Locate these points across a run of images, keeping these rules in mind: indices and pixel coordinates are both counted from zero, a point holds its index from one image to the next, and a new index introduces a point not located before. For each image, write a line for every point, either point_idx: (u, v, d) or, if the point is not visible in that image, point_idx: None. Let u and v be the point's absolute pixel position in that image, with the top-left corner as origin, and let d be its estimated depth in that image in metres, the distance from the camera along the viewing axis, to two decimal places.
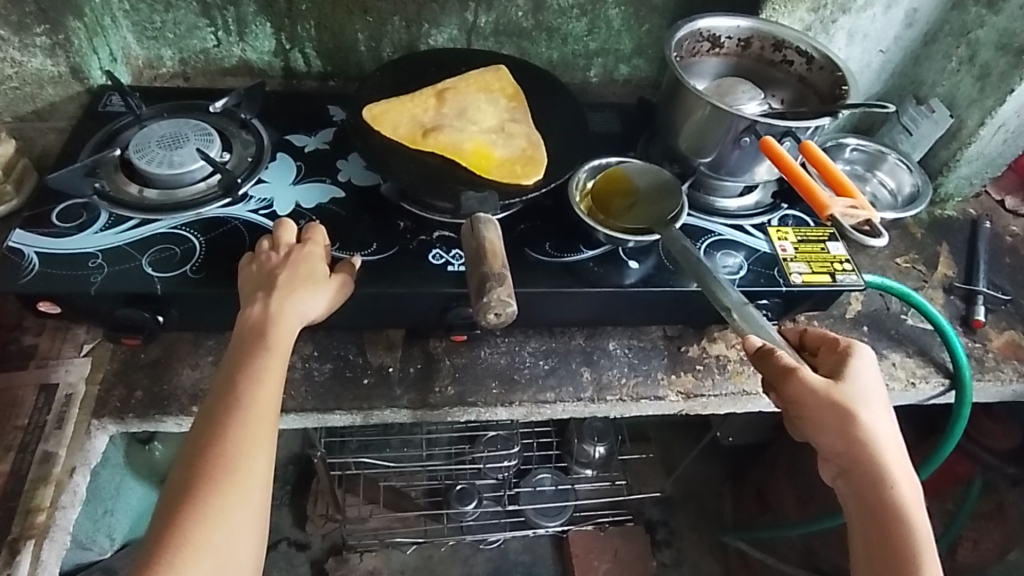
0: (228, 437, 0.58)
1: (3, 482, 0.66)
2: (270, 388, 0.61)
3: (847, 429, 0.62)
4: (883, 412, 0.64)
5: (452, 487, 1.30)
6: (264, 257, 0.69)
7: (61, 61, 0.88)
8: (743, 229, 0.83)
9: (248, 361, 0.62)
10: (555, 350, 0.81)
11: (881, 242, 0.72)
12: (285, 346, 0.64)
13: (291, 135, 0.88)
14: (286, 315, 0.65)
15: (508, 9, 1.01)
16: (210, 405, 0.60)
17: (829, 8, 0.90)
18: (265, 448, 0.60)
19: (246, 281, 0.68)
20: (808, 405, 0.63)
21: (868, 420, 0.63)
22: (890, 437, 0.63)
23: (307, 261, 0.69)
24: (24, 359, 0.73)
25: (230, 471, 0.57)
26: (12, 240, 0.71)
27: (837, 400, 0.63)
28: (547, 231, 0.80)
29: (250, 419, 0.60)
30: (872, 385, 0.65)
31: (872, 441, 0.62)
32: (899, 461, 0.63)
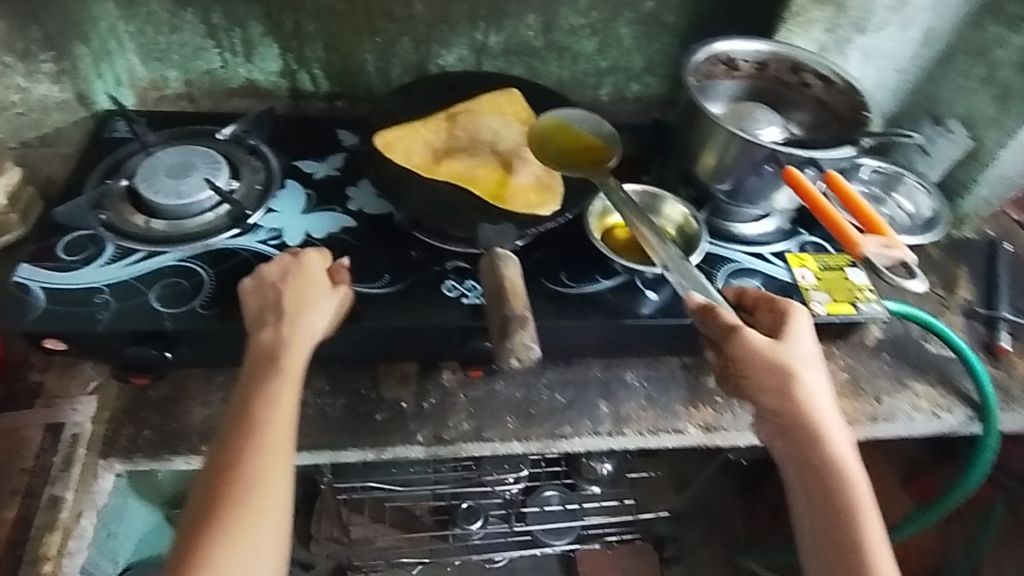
0: (246, 465, 0.57)
1: (10, 528, 0.64)
2: (284, 411, 0.60)
3: (783, 391, 0.63)
4: (819, 372, 0.65)
5: (457, 505, 1.27)
6: (270, 275, 0.67)
7: (67, 87, 0.88)
8: (763, 257, 0.82)
9: (259, 388, 0.60)
10: (572, 381, 0.79)
11: (916, 284, 0.71)
12: (298, 370, 0.62)
13: (300, 161, 0.86)
14: (300, 338, 0.63)
15: (519, 29, 0.99)
16: (226, 433, 0.59)
17: (845, 27, 0.90)
18: (283, 473, 0.58)
19: (252, 303, 0.65)
20: (749, 370, 0.63)
21: (805, 383, 0.63)
22: (827, 398, 0.64)
23: (312, 278, 0.67)
24: (29, 398, 0.71)
25: (250, 499, 0.56)
26: (18, 275, 0.70)
27: (775, 363, 0.63)
28: (562, 260, 0.78)
29: (267, 444, 0.58)
30: (807, 347, 0.66)
31: (809, 405, 0.63)
32: (835, 421, 0.63)
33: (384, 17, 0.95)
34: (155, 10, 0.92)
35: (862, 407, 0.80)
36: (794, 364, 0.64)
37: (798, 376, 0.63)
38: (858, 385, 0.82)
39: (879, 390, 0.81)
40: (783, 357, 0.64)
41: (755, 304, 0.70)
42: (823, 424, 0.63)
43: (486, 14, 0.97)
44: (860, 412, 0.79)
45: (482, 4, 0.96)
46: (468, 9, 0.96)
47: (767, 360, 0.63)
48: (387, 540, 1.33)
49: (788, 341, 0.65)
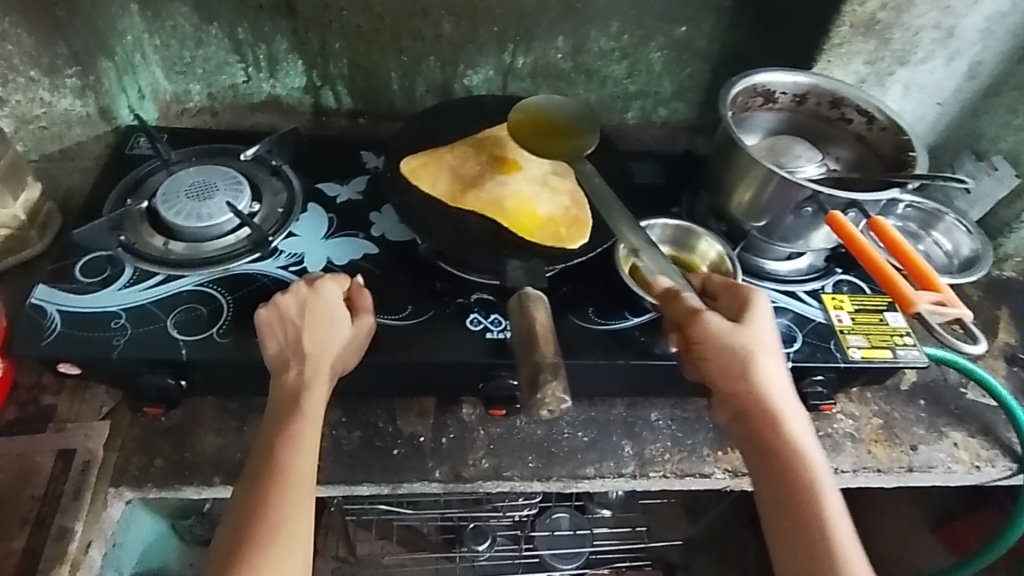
0: (273, 506, 0.55)
1: (17, 559, 0.62)
2: (309, 451, 0.58)
3: (740, 375, 0.60)
4: (782, 359, 0.62)
5: (465, 526, 1.24)
6: (289, 308, 0.65)
7: (90, 101, 0.87)
8: (797, 296, 0.79)
9: (282, 428, 0.59)
10: (595, 420, 0.77)
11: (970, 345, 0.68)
12: (321, 413, 0.61)
13: (322, 183, 0.85)
14: (324, 379, 0.62)
15: (548, 51, 0.97)
16: (250, 474, 0.57)
17: (886, 60, 0.88)
18: (309, 514, 0.56)
19: (272, 342, 0.64)
20: (710, 353, 0.60)
21: (765, 368, 0.60)
22: (784, 380, 0.61)
23: (332, 312, 0.65)
24: (42, 422, 0.69)
25: (278, 541, 0.53)
26: (34, 296, 0.68)
27: (737, 347, 0.60)
28: (590, 295, 0.76)
29: (293, 483, 0.56)
30: (767, 328, 0.63)
31: (770, 391, 0.60)
32: (796, 410, 0.60)
33: (412, 36, 0.94)
34: (180, 24, 0.91)
35: (898, 456, 0.77)
36: (751, 346, 0.61)
37: (760, 361, 0.60)
38: (893, 433, 0.79)
39: (915, 438, 0.78)
40: (747, 340, 0.61)
41: (718, 289, 0.67)
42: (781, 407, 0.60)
43: (515, 35, 0.95)
44: (897, 462, 0.76)
45: (511, 26, 0.94)
46: (497, 30, 0.94)
47: (722, 339, 0.60)
48: (392, 558, 1.31)
49: (752, 323, 0.62)
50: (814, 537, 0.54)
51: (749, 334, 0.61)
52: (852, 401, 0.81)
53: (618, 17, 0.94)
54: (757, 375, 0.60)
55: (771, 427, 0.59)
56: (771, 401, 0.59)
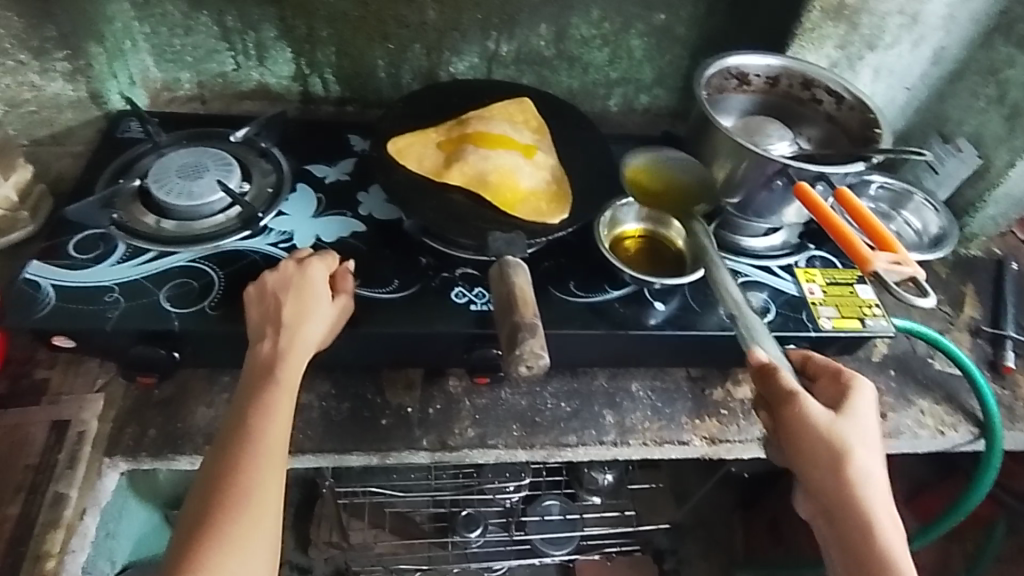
0: (246, 470, 0.57)
1: (12, 525, 0.64)
2: (282, 421, 0.60)
3: (836, 468, 0.60)
4: (876, 450, 0.61)
5: (457, 513, 1.26)
6: (271, 283, 0.67)
7: (81, 86, 0.89)
8: (770, 270, 0.82)
9: (256, 396, 0.61)
10: (577, 391, 0.79)
11: (928, 303, 0.65)
12: (295, 383, 0.63)
13: (311, 165, 0.87)
14: (297, 351, 0.63)
15: (531, 39, 1.00)
16: (224, 438, 0.59)
17: (857, 44, 0.91)
18: (279, 478, 0.59)
19: (253, 313, 0.66)
20: (807, 448, 0.60)
21: (856, 461, 0.59)
22: (881, 479, 0.61)
23: (309, 287, 0.67)
24: (35, 395, 0.71)
25: (248, 504, 0.56)
26: (28, 272, 0.70)
27: (831, 444, 0.60)
28: (570, 269, 0.79)
29: (264, 450, 0.58)
30: (867, 424, 0.62)
31: (859, 484, 0.59)
32: (885, 501, 0.60)
33: (398, 23, 0.96)
34: (169, 11, 0.93)
35: None
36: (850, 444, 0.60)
37: (855, 456, 0.60)
38: None
39: (884, 406, 0.81)
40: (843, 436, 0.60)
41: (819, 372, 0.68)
42: (872, 505, 0.59)
43: (498, 23, 0.98)
44: None
45: (495, 13, 0.96)
46: (481, 17, 0.97)
47: (823, 432, 0.60)
48: (384, 546, 1.29)
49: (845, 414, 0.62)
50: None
51: (844, 429, 0.61)
52: None
53: (598, 4, 0.97)
54: (848, 469, 0.60)
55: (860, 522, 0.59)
56: (861, 495, 0.59)
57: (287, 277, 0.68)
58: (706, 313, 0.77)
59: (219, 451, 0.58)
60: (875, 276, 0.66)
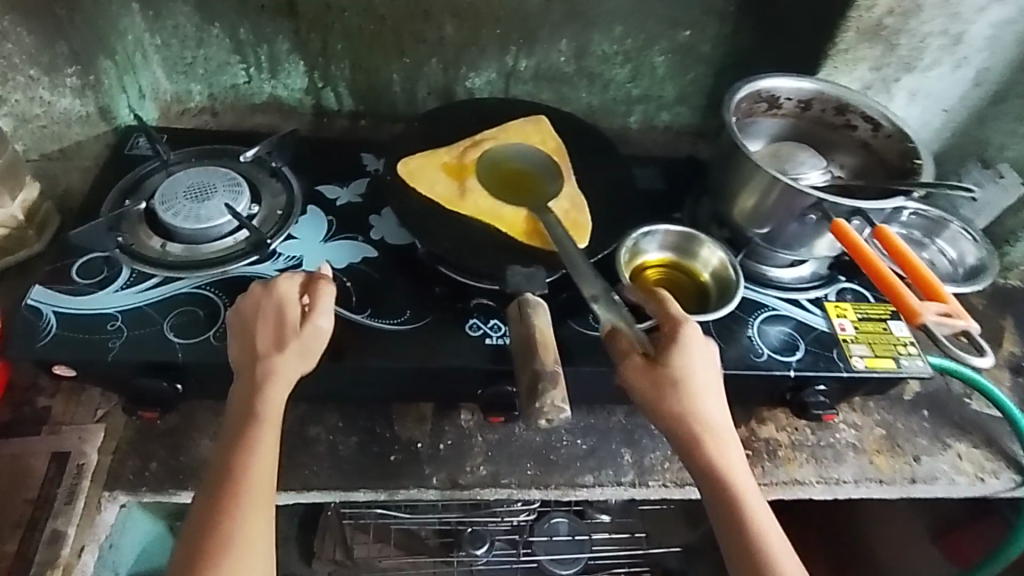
0: (228, 515, 0.55)
1: (9, 564, 0.62)
2: (265, 460, 0.57)
3: (667, 419, 0.58)
4: (706, 394, 0.58)
5: (463, 530, 1.23)
6: (246, 310, 0.63)
7: (90, 101, 0.87)
8: (799, 304, 0.78)
9: (239, 435, 0.58)
10: (594, 427, 0.76)
11: (985, 363, 0.64)
12: (277, 417, 0.59)
13: (322, 186, 0.84)
14: (274, 382, 0.60)
15: (551, 55, 0.97)
16: (208, 482, 0.57)
17: (893, 66, 0.87)
18: (266, 521, 0.56)
19: (234, 345, 0.63)
20: (655, 396, 0.58)
21: (681, 406, 0.57)
22: (717, 423, 0.58)
23: (284, 312, 0.63)
24: (36, 424, 0.69)
25: (231, 551, 0.54)
26: (31, 298, 0.68)
27: (667, 382, 0.58)
28: (590, 301, 0.75)
29: (247, 492, 0.56)
30: (698, 364, 0.59)
31: (689, 428, 0.58)
32: (731, 439, 0.59)
33: (414, 38, 0.93)
34: (182, 24, 0.91)
35: (900, 467, 0.76)
36: (676, 388, 0.58)
37: (691, 393, 0.58)
38: (896, 443, 0.78)
39: (918, 449, 0.78)
40: (686, 376, 0.58)
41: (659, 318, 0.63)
42: (711, 451, 0.57)
43: (518, 38, 0.94)
44: (899, 473, 0.76)
45: (514, 28, 0.93)
46: (500, 33, 0.94)
47: (647, 383, 0.58)
48: (389, 562, 1.27)
49: (687, 353, 0.59)
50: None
51: (685, 369, 0.58)
52: (855, 410, 0.80)
53: (622, 20, 0.93)
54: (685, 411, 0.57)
55: (703, 464, 0.57)
56: (708, 435, 0.58)
57: (253, 298, 0.64)
58: (732, 350, 0.73)
59: (202, 496, 0.56)
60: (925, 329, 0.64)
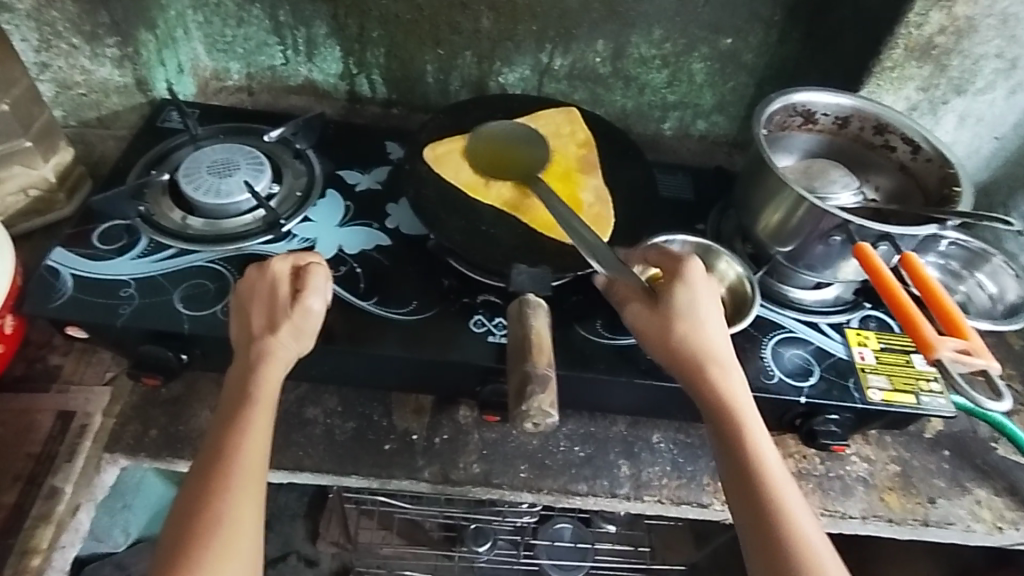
0: (218, 494, 0.54)
1: (6, 515, 0.64)
2: (256, 439, 0.57)
3: (668, 339, 0.60)
4: (708, 317, 0.61)
5: (466, 526, 1.19)
6: (241, 293, 0.64)
7: (128, 73, 0.88)
8: (818, 327, 0.75)
9: (233, 416, 0.58)
10: (593, 435, 0.75)
11: (1001, 406, 0.62)
12: (271, 400, 0.60)
13: (344, 170, 0.84)
14: (269, 364, 0.60)
15: (586, 54, 0.95)
16: (200, 462, 0.57)
17: (943, 88, 0.84)
18: (255, 501, 0.56)
19: (232, 327, 0.63)
20: (662, 322, 0.60)
21: (683, 325, 0.60)
22: (722, 347, 0.60)
23: (276, 293, 0.63)
24: (48, 380, 0.71)
25: (221, 530, 0.53)
26: (51, 258, 0.70)
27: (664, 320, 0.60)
28: (599, 306, 0.74)
29: (237, 471, 0.55)
30: (703, 297, 0.62)
31: (691, 343, 0.59)
32: (729, 367, 0.59)
33: (450, 29, 0.93)
34: (224, 2, 0.92)
35: (913, 507, 0.73)
36: (679, 314, 0.60)
37: (688, 329, 0.60)
38: (911, 483, 0.75)
39: (934, 491, 0.74)
40: (685, 304, 0.61)
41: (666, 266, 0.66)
42: (715, 371, 0.59)
43: (554, 36, 0.93)
44: (911, 513, 0.72)
45: (551, 26, 0.92)
46: (536, 29, 0.93)
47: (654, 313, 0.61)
48: (391, 549, 1.25)
49: (686, 292, 0.61)
50: (763, 503, 0.52)
51: (688, 293, 0.61)
52: (869, 443, 0.77)
53: (662, 23, 0.91)
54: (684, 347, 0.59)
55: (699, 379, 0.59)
56: (712, 359, 0.59)
57: (249, 282, 0.64)
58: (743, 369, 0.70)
59: (194, 476, 0.56)
60: (940, 365, 0.60)
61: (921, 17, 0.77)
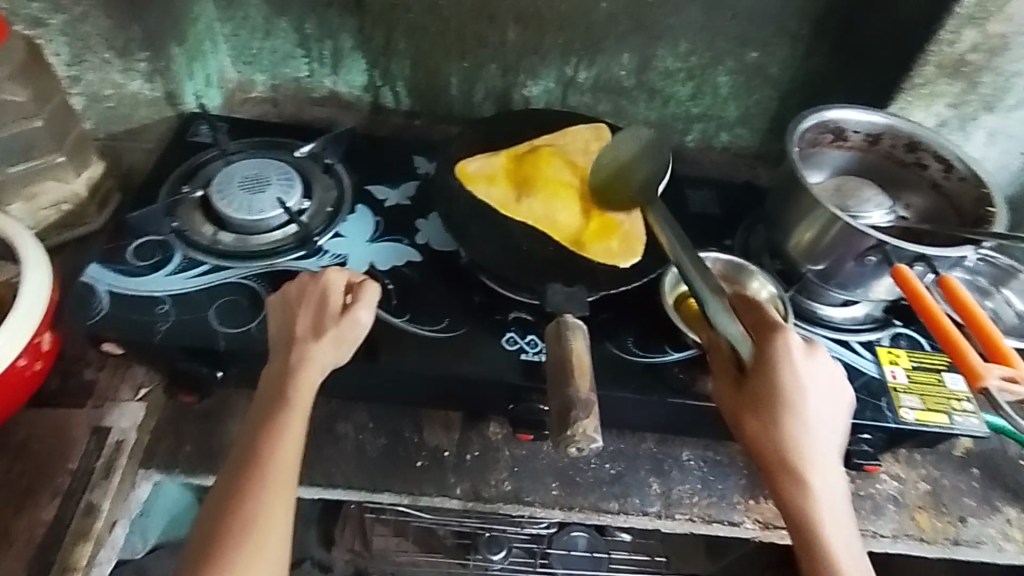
0: (251, 498, 0.55)
1: (44, 531, 0.64)
2: (291, 444, 0.57)
3: (753, 432, 0.57)
4: (800, 413, 0.57)
5: (481, 534, 1.20)
6: (290, 292, 0.65)
7: (157, 87, 0.90)
8: (849, 346, 0.75)
9: (267, 419, 0.59)
10: (623, 453, 0.75)
11: None
12: (307, 403, 0.60)
13: (373, 185, 0.84)
14: (307, 366, 0.60)
15: (612, 67, 0.95)
16: (235, 462, 0.57)
17: (973, 104, 0.83)
18: (286, 506, 0.56)
19: (274, 325, 0.64)
20: (745, 412, 0.58)
21: (773, 420, 0.56)
22: (814, 441, 0.57)
23: (326, 302, 0.63)
24: (82, 395, 0.72)
25: (253, 533, 0.54)
26: (87, 275, 0.71)
27: (754, 405, 0.57)
28: (629, 323, 0.74)
29: (271, 475, 0.56)
30: (798, 386, 0.57)
31: (778, 440, 0.56)
32: (821, 462, 0.57)
33: (476, 42, 0.93)
34: (251, 14, 0.93)
35: (943, 527, 0.73)
36: (767, 406, 0.57)
37: (787, 419, 0.56)
38: (941, 502, 0.74)
39: (964, 510, 0.74)
40: (771, 397, 0.57)
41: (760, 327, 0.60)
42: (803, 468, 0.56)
43: (580, 48, 0.93)
44: (941, 533, 0.72)
45: (577, 39, 0.92)
46: (563, 42, 0.93)
47: (739, 399, 0.58)
48: (406, 556, 1.25)
49: (778, 377, 0.57)
50: None
51: (779, 383, 0.57)
52: (899, 462, 0.77)
53: (688, 36, 0.91)
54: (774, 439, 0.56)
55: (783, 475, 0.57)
56: (798, 457, 0.56)
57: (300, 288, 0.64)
58: None
59: (227, 476, 0.56)
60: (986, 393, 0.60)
61: (953, 34, 0.77)
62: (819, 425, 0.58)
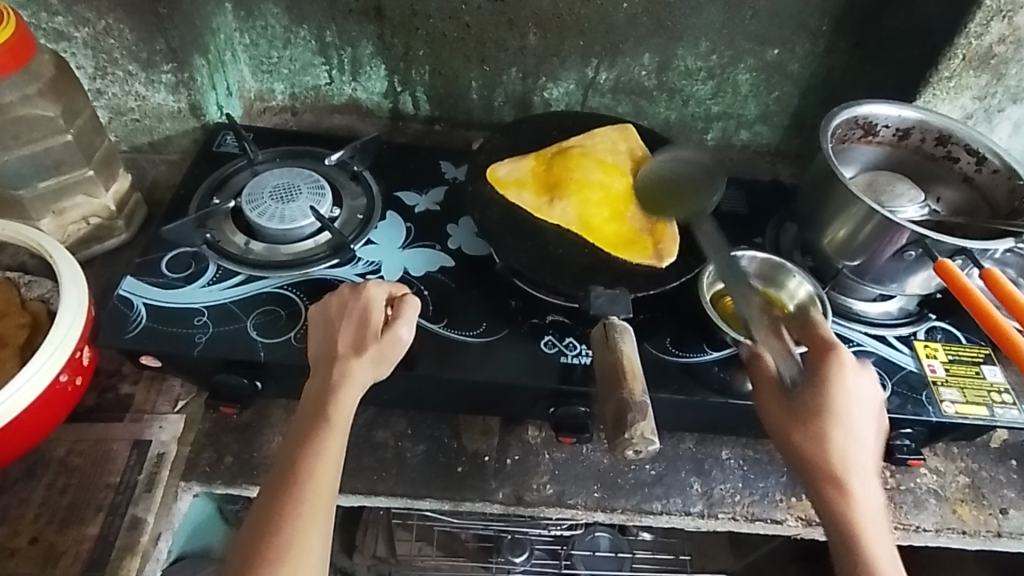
0: (288, 519, 0.54)
1: (89, 547, 0.64)
2: (328, 464, 0.57)
3: (797, 435, 0.57)
4: (850, 422, 0.57)
5: (503, 537, 1.19)
6: (331, 307, 0.64)
7: (182, 97, 0.88)
8: (885, 340, 0.75)
9: (306, 437, 0.58)
10: (662, 453, 0.75)
11: None
12: (345, 423, 0.59)
13: (401, 192, 0.84)
14: (346, 384, 0.60)
15: (632, 68, 0.95)
16: (272, 481, 0.57)
17: (998, 97, 0.84)
18: (322, 528, 0.55)
19: (313, 342, 0.64)
20: (790, 417, 0.58)
21: (822, 426, 0.57)
22: (859, 451, 0.57)
23: (367, 320, 0.63)
24: (120, 410, 0.71)
25: (287, 556, 0.53)
26: (123, 288, 0.70)
27: (797, 415, 0.58)
28: (667, 324, 0.74)
29: (309, 496, 0.55)
30: (850, 397, 0.58)
31: (826, 444, 0.57)
32: (864, 474, 0.57)
33: (496, 46, 0.93)
34: (271, 24, 0.93)
35: (985, 519, 0.73)
36: (815, 413, 0.57)
37: (828, 428, 0.57)
38: (981, 494, 0.74)
39: (1004, 502, 0.74)
40: (819, 406, 0.57)
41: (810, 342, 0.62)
42: (846, 475, 0.56)
43: (600, 50, 0.93)
44: (983, 525, 0.72)
45: (598, 40, 0.92)
46: (583, 44, 0.93)
47: (784, 405, 0.59)
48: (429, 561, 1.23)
49: (828, 387, 0.58)
50: None
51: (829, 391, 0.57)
52: (938, 455, 0.77)
53: (709, 36, 0.91)
54: (818, 447, 0.57)
55: (828, 480, 0.57)
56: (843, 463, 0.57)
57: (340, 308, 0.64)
58: None
59: (264, 496, 0.56)
60: None
61: (981, 27, 0.77)
62: (867, 436, 0.58)
